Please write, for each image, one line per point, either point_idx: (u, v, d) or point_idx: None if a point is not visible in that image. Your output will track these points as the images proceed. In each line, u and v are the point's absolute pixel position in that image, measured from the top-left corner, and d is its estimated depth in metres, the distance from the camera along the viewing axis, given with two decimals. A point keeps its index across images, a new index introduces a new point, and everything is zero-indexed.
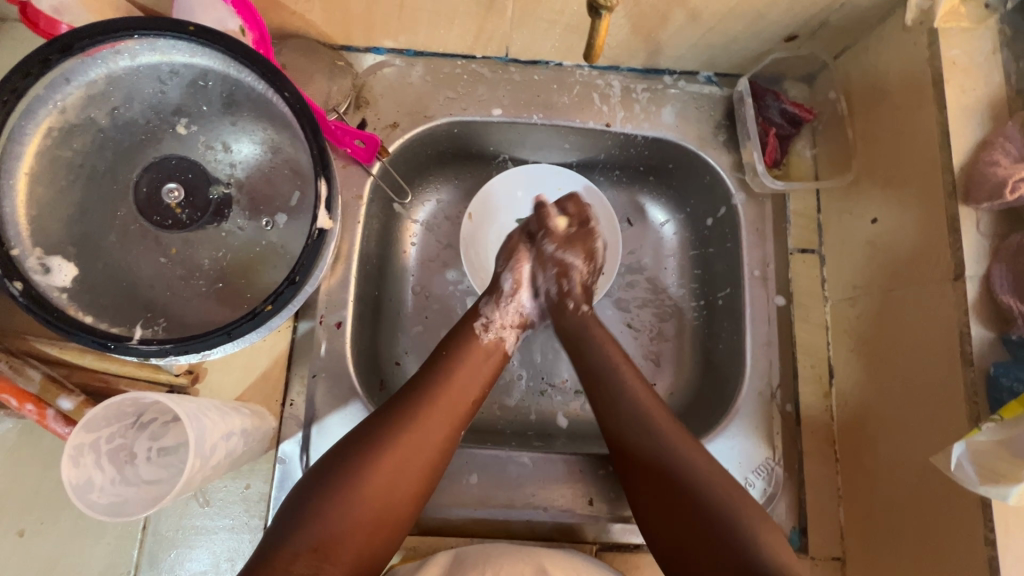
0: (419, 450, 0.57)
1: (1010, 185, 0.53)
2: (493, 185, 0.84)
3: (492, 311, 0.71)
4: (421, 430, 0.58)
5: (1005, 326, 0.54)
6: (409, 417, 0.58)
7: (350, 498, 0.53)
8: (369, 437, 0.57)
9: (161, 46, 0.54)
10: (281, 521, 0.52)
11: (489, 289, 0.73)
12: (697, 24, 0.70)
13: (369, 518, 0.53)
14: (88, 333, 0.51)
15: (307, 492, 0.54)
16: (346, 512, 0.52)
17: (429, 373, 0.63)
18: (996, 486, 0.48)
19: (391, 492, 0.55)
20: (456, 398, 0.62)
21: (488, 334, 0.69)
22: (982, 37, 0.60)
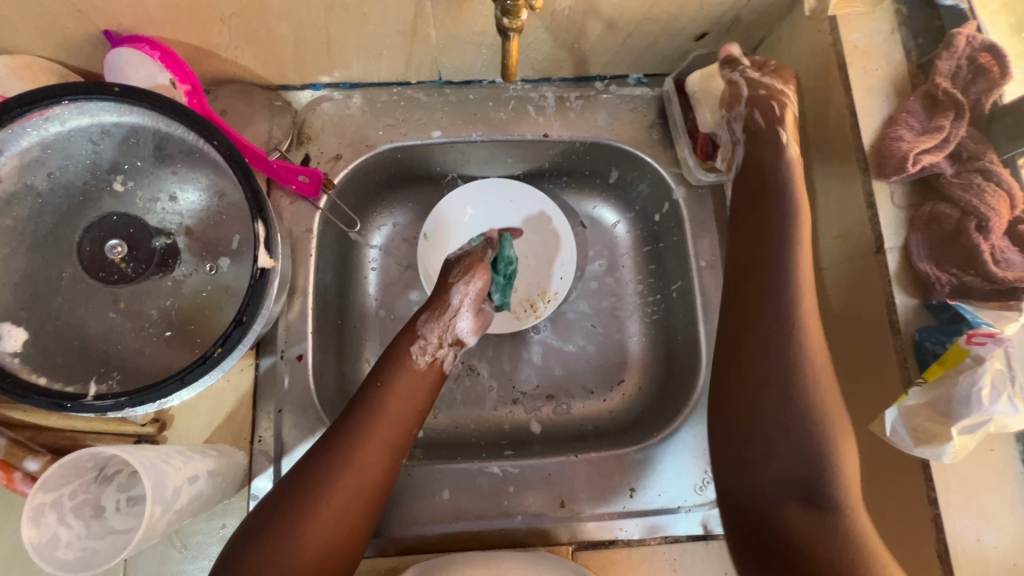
0: (365, 470, 0.60)
1: (912, 159, 0.56)
2: (444, 203, 0.86)
3: (433, 329, 0.72)
4: (364, 451, 0.60)
5: (926, 292, 0.56)
6: (352, 440, 0.61)
7: (303, 523, 0.55)
8: (313, 463, 0.59)
9: (89, 110, 0.55)
10: (237, 555, 0.54)
11: (433, 305, 0.73)
12: (615, 31, 0.72)
13: (325, 541, 0.55)
14: (43, 394, 0.52)
15: (260, 525, 0.56)
16: (302, 536, 0.55)
17: (369, 394, 0.65)
18: (929, 447, 0.50)
19: (344, 513, 0.57)
20: (389, 433, 0.63)
21: (426, 357, 0.70)
22: (879, 20, 0.63)
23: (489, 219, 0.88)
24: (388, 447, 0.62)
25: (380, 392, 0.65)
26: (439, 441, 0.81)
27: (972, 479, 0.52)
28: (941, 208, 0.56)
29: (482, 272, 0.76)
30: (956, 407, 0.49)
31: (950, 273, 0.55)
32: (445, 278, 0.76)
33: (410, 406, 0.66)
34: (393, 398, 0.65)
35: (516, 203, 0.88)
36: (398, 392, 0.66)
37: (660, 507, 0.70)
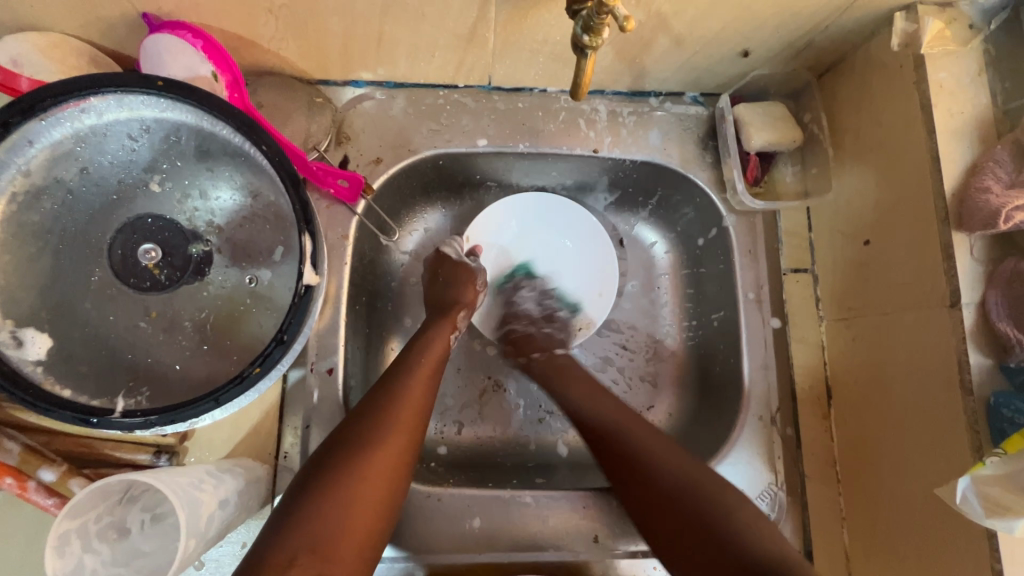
0: (400, 427, 0.58)
1: (1004, 215, 0.53)
2: (487, 214, 0.82)
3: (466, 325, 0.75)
4: (394, 426, 0.58)
5: (1003, 353, 0.54)
6: (380, 423, 0.58)
7: (341, 497, 0.52)
8: (342, 442, 0.56)
9: (129, 103, 0.51)
10: (270, 533, 0.50)
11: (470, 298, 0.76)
12: (681, 49, 0.69)
13: (362, 503, 0.53)
14: (68, 408, 0.48)
15: (294, 501, 0.52)
16: (339, 508, 0.52)
17: (396, 371, 0.64)
18: (1002, 519, 0.49)
19: (379, 490, 0.55)
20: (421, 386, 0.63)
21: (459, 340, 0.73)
22: (968, 60, 0.59)
23: (529, 236, 0.85)
24: (414, 423, 0.60)
25: (406, 368, 0.64)
26: (465, 460, 0.78)
27: None
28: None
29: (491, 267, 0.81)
30: None
31: None
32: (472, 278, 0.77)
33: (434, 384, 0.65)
34: (417, 375, 0.63)
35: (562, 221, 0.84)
36: (423, 370, 0.64)
37: None
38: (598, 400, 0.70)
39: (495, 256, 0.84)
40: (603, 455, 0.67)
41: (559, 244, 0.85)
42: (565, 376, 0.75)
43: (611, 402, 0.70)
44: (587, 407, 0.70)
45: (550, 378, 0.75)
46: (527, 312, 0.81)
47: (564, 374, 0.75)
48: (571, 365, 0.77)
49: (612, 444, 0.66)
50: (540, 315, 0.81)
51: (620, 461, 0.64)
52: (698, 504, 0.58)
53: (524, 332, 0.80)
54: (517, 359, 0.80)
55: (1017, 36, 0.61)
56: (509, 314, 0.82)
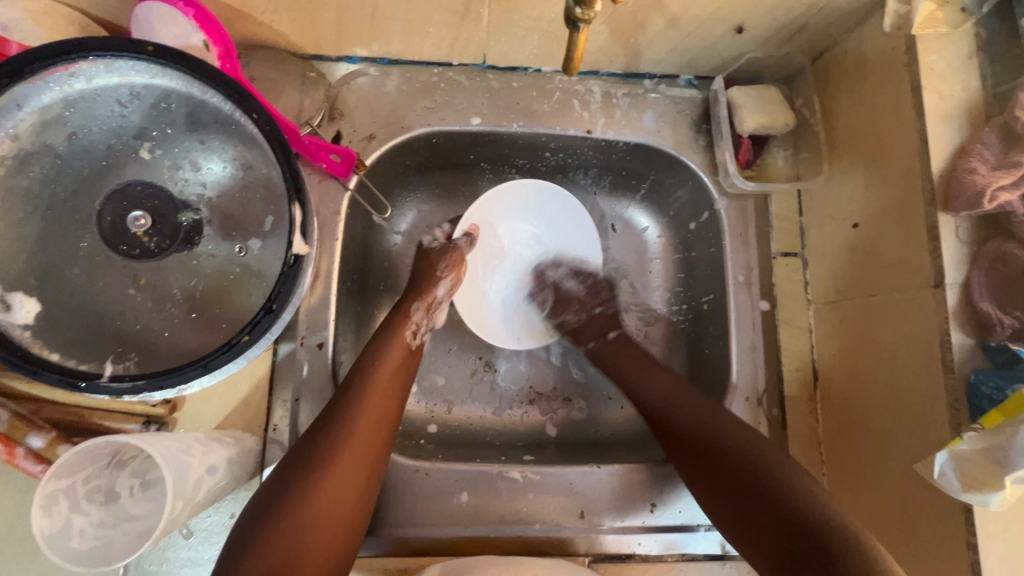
0: (363, 446, 0.58)
1: (988, 196, 0.53)
2: (485, 199, 0.81)
3: (421, 316, 0.72)
4: (353, 440, 0.58)
5: (984, 333, 0.55)
6: (341, 437, 0.58)
7: (302, 516, 0.52)
8: (302, 459, 0.56)
9: (118, 68, 0.51)
10: (232, 553, 0.50)
11: (422, 293, 0.73)
12: (676, 29, 0.69)
13: (326, 528, 0.53)
14: (56, 371, 0.49)
15: (254, 523, 0.52)
16: (301, 528, 0.52)
17: (350, 383, 0.62)
18: (977, 493, 0.50)
19: (341, 506, 0.55)
20: (382, 402, 0.62)
21: (415, 339, 0.71)
22: (959, 42, 0.60)
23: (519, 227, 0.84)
24: (375, 437, 0.60)
25: (360, 381, 0.62)
26: (455, 438, 0.79)
27: (1014, 528, 0.51)
28: (1009, 248, 0.54)
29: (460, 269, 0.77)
30: (1012, 457, 0.48)
31: (1011, 316, 0.53)
32: (430, 271, 0.76)
33: (392, 400, 0.63)
34: (374, 387, 0.62)
35: (556, 211, 0.84)
36: (380, 382, 0.63)
37: (678, 524, 0.69)
38: (647, 376, 0.71)
39: (488, 240, 0.83)
40: (663, 437, 0.67)
41: (552, 237, 0.85)
42: (620, 356, 0.75)
43: (667, 379, 0.70)
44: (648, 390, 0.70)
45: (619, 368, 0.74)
46: (574, 297, 0.81)
47: (621, 356, 0.75)
48: (631, 346, 0.76)
49: (674, 434, 0.65)
50: (585, 293, 0.81)
51: (672, 428, 0.65)
52: (763, 470, 0.57)
53: (577, 321, 0.80)
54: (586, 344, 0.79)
55: (1008, 20, 0.61)
56: (557, 303, 0.81)
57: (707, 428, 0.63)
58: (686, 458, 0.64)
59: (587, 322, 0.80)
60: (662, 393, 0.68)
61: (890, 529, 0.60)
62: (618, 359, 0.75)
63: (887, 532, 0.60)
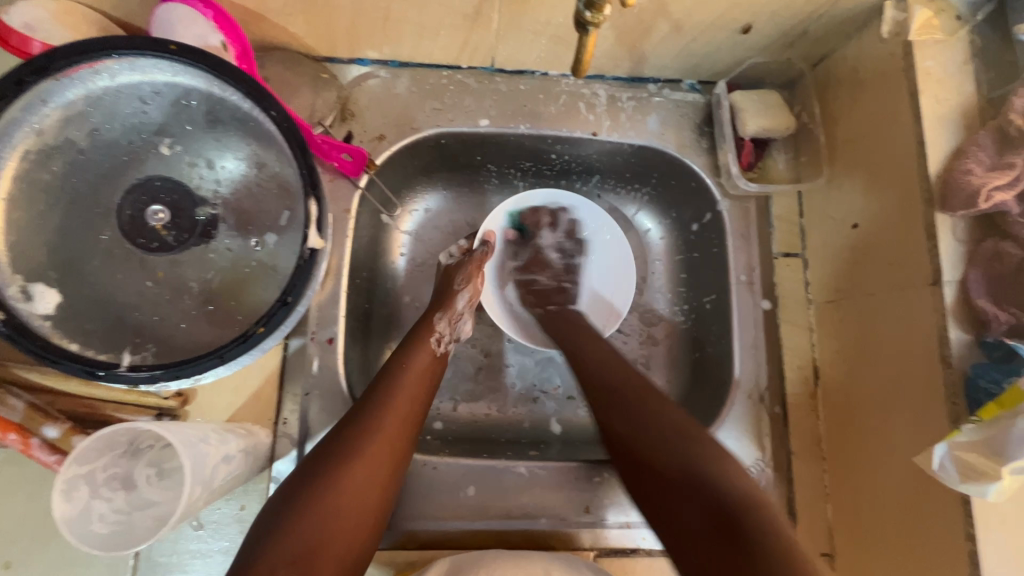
0: (389, 444, 0.60)
1: (984, 195, 0.55)
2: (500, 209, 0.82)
3: (445, 326, 0.74)
4: (376, 442, 0.59)
5: (982, 329, 0.56)
6: (363, 440, 0.58)
7: (322, 511, 0.53)
8: (325, 458, 0.57)
9: (141, 66, 0.53)
10: (254, 545, 0.51)
11: (443, 305, 0.74)
12: (679, 34, 0.71)
13: (348, 522, 0.54)
14: (75, 360, 0.50)
15: (278, 514, 0.53)
16: (318, 521, 0.52)
17: (377, 386, 0.64)
18: (975, 484, 0.51)
19: (360, 506, 0.55)
20: (409, 401, 0.64)
21: (439, 347, 0.72)
22: (954, 49, 0.62)
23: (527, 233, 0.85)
24: (397, 441, 0.61)
25: (388, 385, 0.64)
26: (460, 434, 0.80)
27: (1010, 519, 0.52)
28: (1004, 247, 0.55)
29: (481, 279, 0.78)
30: (1010, 447, 0.50)
31: (1008, 312, 0.55)
32: (448, 284, 0.77)
33: (417, 399, 0.65)
34: (398, 392, 0.64)
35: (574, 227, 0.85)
36: (404, 387, 0.65)
37: None
38: (599, 344, 0.71)
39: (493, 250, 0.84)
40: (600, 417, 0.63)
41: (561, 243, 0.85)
42: (571, 326, 0.76)
43: (624, 370, 0.66)
44: (605, 371, 0.66)
45: (565, 333, 0.75)
46: (549, 263, 0.84)
47: (569, 326, 0.76)
48: (579, 321, 0.77)
49: (611, 407, 0.62)
50: (560, 265, 0.83)
51: (615, 414, 0.61)
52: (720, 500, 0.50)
53: (547, 284, 0.82)
54: (532, 307, 0.81)
55: (1001, 29, 0.63)
56: (531, 264, 0.83)
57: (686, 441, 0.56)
58: (627, 458, 0.58)
59: (552, 287, 0.82)
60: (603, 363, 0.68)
61: (896, 528, 0.61)
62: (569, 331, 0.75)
63: (893, 531, 0.61)
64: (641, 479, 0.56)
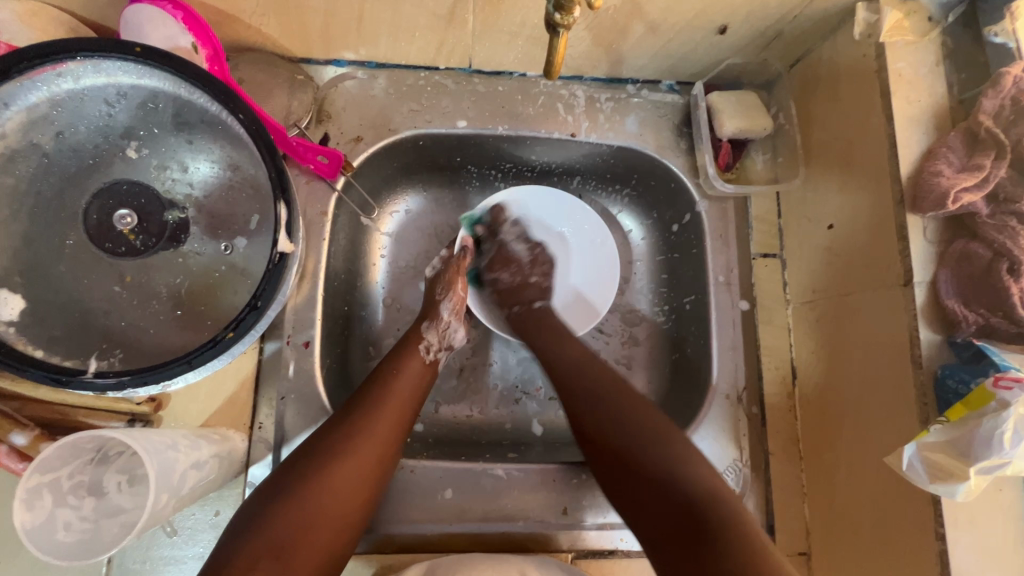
0: (377, 444, 0.60)
1: (952, 197, 0.55)
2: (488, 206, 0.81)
3: (434, 336, 0.73)
4: (366, 441, 0.59)
5: (951, 328, 0.56)
6: (350, 439, 0.59)
7: (304, 511, 0.53)
8: (312, 454, 0.57)
9: (105, 68, 0.52)
10: (233, 535, 0.51)
11: (429, 314, 0.74)
12: (656, 35, 0.71)
13: (330, 518, 0.54)
14: (40, 368, 0.49)
15: (261, 506, 0.53)
16: (300, 515, 0.53)
17: (371, 385, 0.65)
18: (944, 484, 0.51)
19: (343, 504, 0.56)
20: (400, 402, 0.64)
21: (429, 355, 0.71)
22: (926, 51, 0.62)
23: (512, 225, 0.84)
24: (385, 441, 0.61)
25: (381, 384, 0.65)
26: (441, 436, 0.79)
27: (979, 517, 0.53)
28: (973, 247, 0.56)
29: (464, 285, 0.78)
30: (976, 448, 0.51)
31: (977, 313, 0.55)
32: (430, 293, 0.77)
33: (409, 402, 0.65)
34: (390, 394, 0.64)
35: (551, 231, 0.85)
36: (396, 390, 0.65)
37: None
38: (565, 347, 0.70)
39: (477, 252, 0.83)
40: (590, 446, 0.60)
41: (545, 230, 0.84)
42: (545, 322, 0.75)
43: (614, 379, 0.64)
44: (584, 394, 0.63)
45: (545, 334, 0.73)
46: (513, 258, 0.82)
47: (546, 326, 0.75)
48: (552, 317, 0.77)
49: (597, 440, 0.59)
50: (527, 259, 0.82)
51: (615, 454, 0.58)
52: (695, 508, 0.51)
53: (511, 281, 0.80)
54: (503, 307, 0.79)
55: (973, 30, 0.63)
56: (499, 261, 0.81)
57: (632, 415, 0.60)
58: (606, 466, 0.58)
59: (519, 287, 0.80)
60: (578, 365, 0.67)
61: (869, 528, 0.61)
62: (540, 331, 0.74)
63: (866, 531, 0.61)
64: (604, 459, 0.59)
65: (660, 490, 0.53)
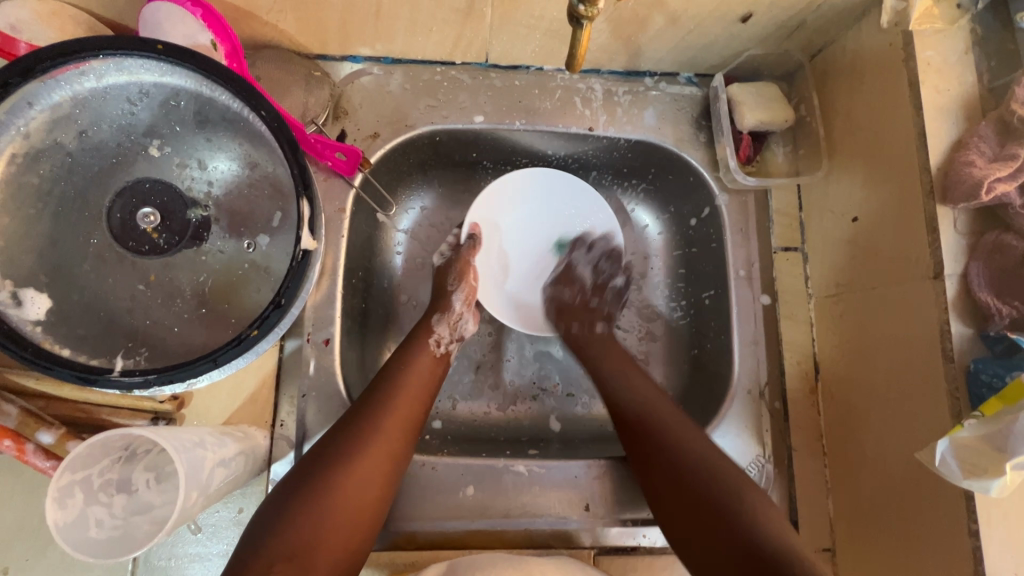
0: (386, 444, 0.59)
1: (986, 186, 0.54)
2: (507, 181, 0.80)
3: (444, 329, 0.73)
4: (375, 441, 0.59)
5: (983, 322, 0.55)
6: (359, 438, 0.58)
7: (318, 514, 0.53)
8: (325, 456, 0.57)
9: (128, 66, 0.52)
10: (252, 537, 0.52)
11: (439, 307, 0.75)
12: (676, 27, 0.70)
13: (344, 517, 0.54)
14: (66, 366, 0.49)
15: (277, 508, 0.53)
16: (314, 518, 0.53)
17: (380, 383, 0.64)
18: (978, 479, 0.51)
19: (357, 504, 0.56)
20: (408, 402, 0.64)
21: (440, 347, 0.71)
22: (955, 39, 0.61)
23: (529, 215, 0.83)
24: (395, 440, 0.60)
25: (389, 382, 0.64)
26: (460, 433, 0.79)
27: (1014, 513, 0.52)
28: (1006, 239, 0.55)
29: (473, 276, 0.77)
30: (1012, 442, 0.50)
31: (1010, 305, 0.54)
32: (441, 284, 0.76)
33: (418, 401, 0.65)
34: (401, 392, 0.64)
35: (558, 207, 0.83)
36: (407, 388, 0.64)
37: None
38: (630, 375, 0.71)
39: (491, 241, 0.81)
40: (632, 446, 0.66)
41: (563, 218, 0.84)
42: (603, 347, 0.76)
43: (661, 397, 0.68)
44: (630, 396, 0.69)
45: (600, 359, 0.74)
46: (578, 280, 0.82)
47: (614, 355, 0.75)
48: (618, 347, 0.76)
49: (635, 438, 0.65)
50: (592, 283, 0.82)
51: (638, 432, 0.66)
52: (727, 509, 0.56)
53: (572, 299, 0.80)
54: (558, 323, 0.79)
55: (1002, 16, 0.62)
56: (564, 278, 0.82)
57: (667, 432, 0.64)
58: (647, 466, 0.64)
59: (582, 308, 0.80)
60: (640, 398, 0.68)
61: (895, 525, 0.61)
62: (603, 349, 0.76)
63: (895, 527, 0.61)
64: (651, 473, 0.63)
65: (669, 465, 0.62)
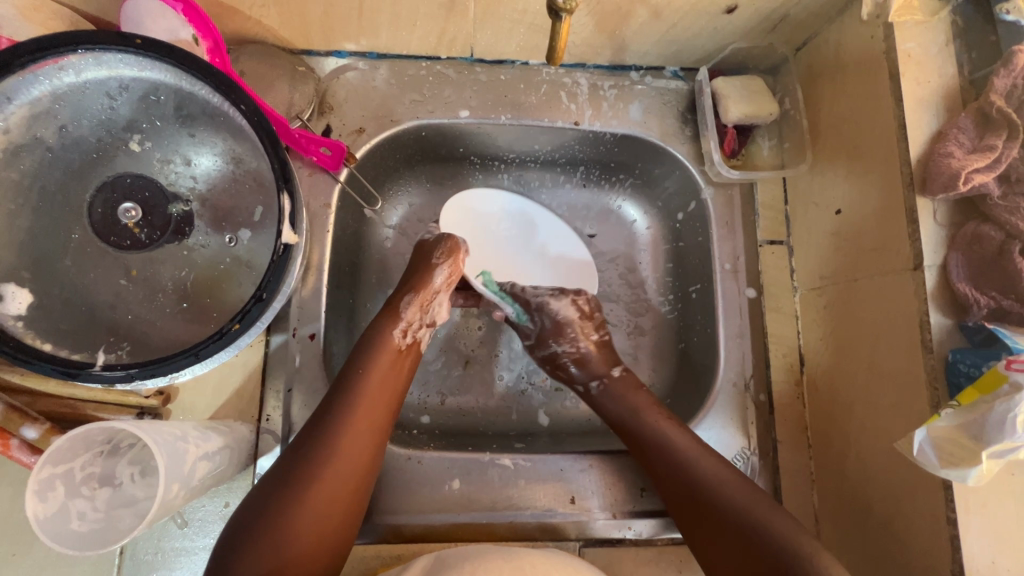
0: (358, 449, 0.58)
1: (964, 177, 0.54)
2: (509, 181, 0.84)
3: (412, 312, 0.68)
4: (343, 457, 0.57)
5: (962, 313, 0.56)
6: (326, 441, 0.57)
7: (288, 522, 0.52)
8: (293, 468, 0.55)
9: (107, 61, 0.51)
10: (229, 549, 0.51)
11: (413, 286, 0.69)
12: (659, 20, 0.70)
13: (316, 525, 0.54)
14: (48, 361, 0.49)
15: (250, 519, 0.52)
16: (289, 529, 0.52)
17: (343, 391, 0.61)
18: (955, 469, 0.51)
19: (329, 509, 0.55)
20: (382, 400, 0.62)
21: (405, 338, 0.67)
22: (935, 31, 0.61)
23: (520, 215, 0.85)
24: (363, 453, 0.59)
25: (352, 389, 0.61)
26: (448, 427, 0.79)
27: (991, 501, 0.52)
28: (985, 230, 0.55)
29: (460, 259, 0.71)
30: (988, 431, 0.50)
31: (988, 296, 0.54)
32: (424, 262, 0.71)
33: (392, 396, 0.63)
34: (369, 392, 0.62)
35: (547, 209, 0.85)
36: (376, 387, 0.62)
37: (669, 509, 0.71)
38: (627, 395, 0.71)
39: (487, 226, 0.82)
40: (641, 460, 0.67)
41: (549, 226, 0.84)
42: (625, 402, 0.70)
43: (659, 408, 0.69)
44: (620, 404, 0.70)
45: (627, 414, 0.69)
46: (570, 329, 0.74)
47: (625, 396, 0.71)
48: (632, 380, 0.73)
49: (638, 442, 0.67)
50: (581, 320, 0.75)
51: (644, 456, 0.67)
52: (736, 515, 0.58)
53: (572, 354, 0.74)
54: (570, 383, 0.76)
55: (983, 8, 0.62)
56: (555, 331, 0.74)
57: (675, 459, 0.64)
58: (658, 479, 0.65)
59: (585, 358, 0.74)
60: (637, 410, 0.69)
61: (876, 516, 0.61)
62: (639, 401, 0.70)
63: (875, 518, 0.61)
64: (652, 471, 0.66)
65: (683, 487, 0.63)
